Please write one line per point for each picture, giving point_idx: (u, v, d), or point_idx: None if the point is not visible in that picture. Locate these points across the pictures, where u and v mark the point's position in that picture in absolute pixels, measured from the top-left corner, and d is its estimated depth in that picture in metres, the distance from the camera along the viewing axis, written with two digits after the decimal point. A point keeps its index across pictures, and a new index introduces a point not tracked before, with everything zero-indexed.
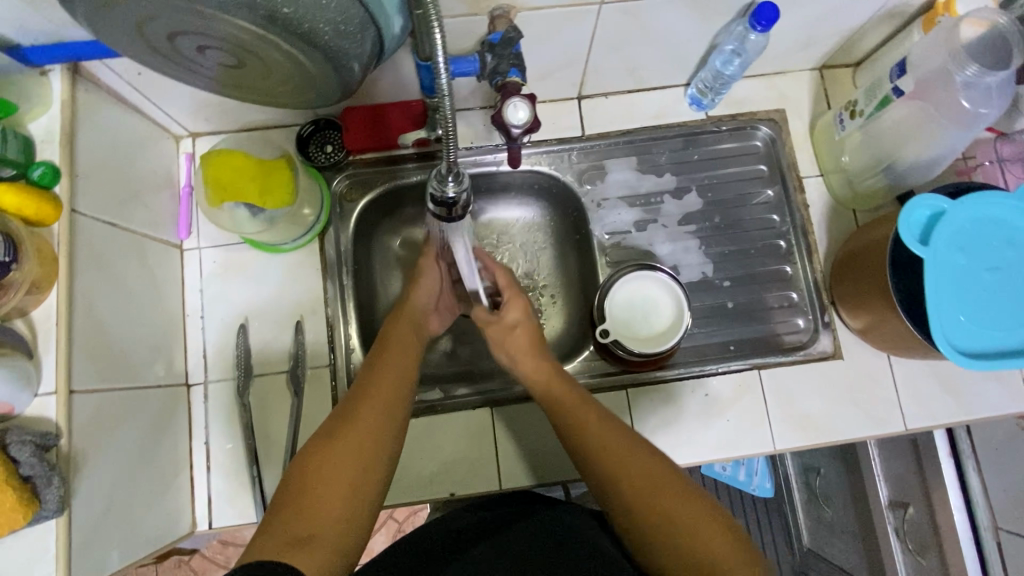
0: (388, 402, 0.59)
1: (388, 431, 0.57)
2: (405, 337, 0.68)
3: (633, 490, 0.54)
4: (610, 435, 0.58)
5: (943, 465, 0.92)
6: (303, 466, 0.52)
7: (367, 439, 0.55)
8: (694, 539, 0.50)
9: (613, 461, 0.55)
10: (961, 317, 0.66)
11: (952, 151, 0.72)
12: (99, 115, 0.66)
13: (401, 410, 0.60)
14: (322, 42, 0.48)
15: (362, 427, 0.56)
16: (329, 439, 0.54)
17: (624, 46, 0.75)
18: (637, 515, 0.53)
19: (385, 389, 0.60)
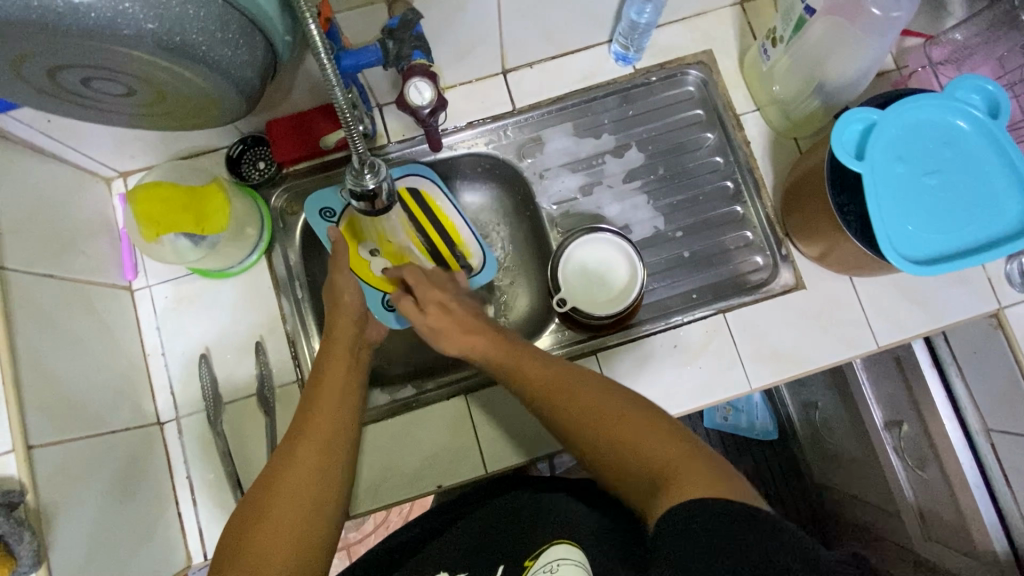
0: (326, 443, 0.60)
1: (328, 473, 0.58)
2: (341, 362, 0.67)
3: (585, 422, 0.55)
4: (557, 377, 0.60)
5: (928, 377, 0.88)
6: (245, 522, 0.52)
7: (307, 484, 0.56)
8: (641, 450, 0.51)
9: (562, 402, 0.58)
10: (908, 227, 0.65)
11: (877, 61, 0.71)
12: (15, 169, 0.66)
13: (340, 447, 0.61)
14: (202, 54, 0.47)
15: (301, 473, 0.56)
16: (269, 491, 0.55)
17: (535, 11, 0.74)
18: (593, 442, 0.55)
19: (322, 428, 0.60)
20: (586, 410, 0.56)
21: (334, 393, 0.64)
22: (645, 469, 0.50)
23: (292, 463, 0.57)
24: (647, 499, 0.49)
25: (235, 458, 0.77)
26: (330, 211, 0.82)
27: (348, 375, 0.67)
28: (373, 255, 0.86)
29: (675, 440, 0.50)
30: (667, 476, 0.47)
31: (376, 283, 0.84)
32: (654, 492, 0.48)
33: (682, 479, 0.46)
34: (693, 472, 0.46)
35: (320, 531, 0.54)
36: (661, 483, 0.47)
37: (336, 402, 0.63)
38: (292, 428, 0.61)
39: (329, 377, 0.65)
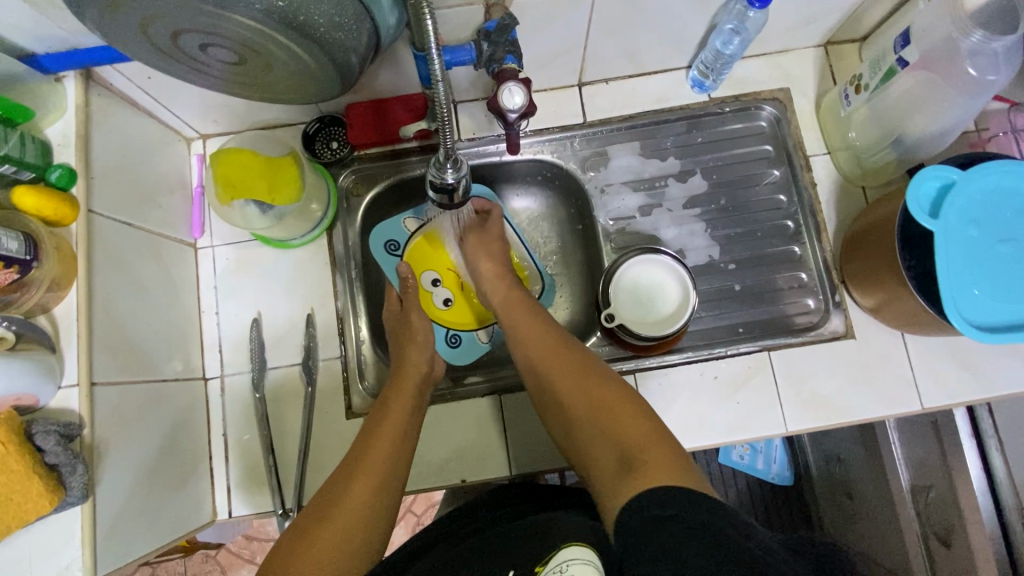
0: (383, 478, 0.61)
1: (377, 508, 0.58)
2: (403, 408, 0.68)
3: (574, 398, 0.58)
4: (559, 350, 0.64)
5: (965, 446, 0.87)
6: (295, 545, 0.54)
7: (358, 516, 0.57)
8: (616, 434, 0.53)
9: (556, 377, 0.61)
10: (975, 291, 0.64)
11: (962, 121, 0.70)
12: (112, 119, 0.69)
13: (396, 486, 0.62)
14: (318, 35, 0.49)
15: (354, 504, 0.57)
16: (321, 518, 0.56)
17: (623, 30, 0.75)
18: (575, 422, 0.58)
19: (375, 464, 0.61)
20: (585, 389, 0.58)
21: (394, 433, 0.65)
22: (624, 450, 0.51)
23: (344, 495, 0.58)
24: (613, 477, 0.50)
25: (271, 424, 0.79)
26: (394, 243, 0.87)
27: (410, 417, 0.68)
28: (435, 285, 0.88)
29: (646, 429, 0.52)
30: (635, 461, 0.49)
31: (439, 318, 0.87)
32: (624, 472, 0.49)
33: (654, 467, 0.47)
34: (666, 465, 0.47)
35: (360, 564, 0.55)
36: (636, 465, 0.49)
37: (394, 436, 0.65)
38: (349, 458, 0.63)
39: (393, 413, 0.67)
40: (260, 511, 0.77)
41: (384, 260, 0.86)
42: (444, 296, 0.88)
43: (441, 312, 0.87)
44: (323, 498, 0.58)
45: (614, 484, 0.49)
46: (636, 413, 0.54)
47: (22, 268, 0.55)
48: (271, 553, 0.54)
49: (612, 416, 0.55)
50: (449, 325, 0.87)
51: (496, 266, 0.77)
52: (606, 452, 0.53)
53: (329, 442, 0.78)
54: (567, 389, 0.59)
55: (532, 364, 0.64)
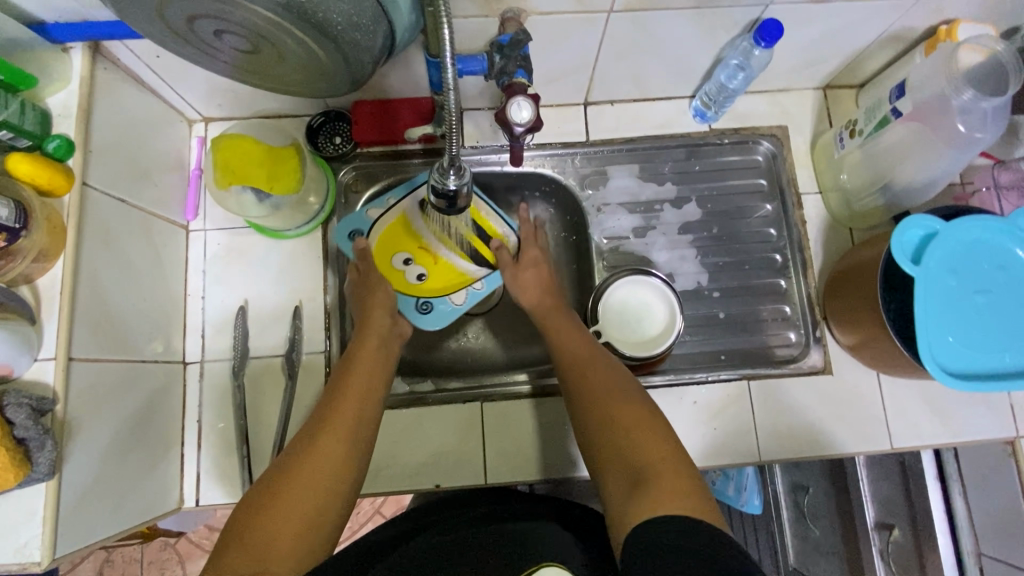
0: (351, 426, 0.60)
1: (346, 463, 0.58)
2: (371, 355, 0.69)
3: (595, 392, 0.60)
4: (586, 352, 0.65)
5: (930, 486, 0.91)
6: (260, 499, 0.53)
7: (328, 464, 0.56)
8: (633, 442, 0.54)
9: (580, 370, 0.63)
10: (949, 338, 0.66)
11: (948, 174, 0.73)
12: (114, 94, 0.68)
13: (367, 434, 0.61)
14: (334, 32, 0.50)
15: (322, 456, 0.57)
16: (288, 470, 0.55)
17: (631, 55, 0.77)
18: (592, 414, 0.58)
19: (346, 414, 0.61)
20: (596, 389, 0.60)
21: (365, 375, 0.66)
22: (630, 462, 0.52)
23: (317, 441, 0.58)
24: (620, 489, 0.51)
25: (249, 414, 0.78)
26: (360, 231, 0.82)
27: (381, 363, 0.69)
28: (407, 263, 0.83)
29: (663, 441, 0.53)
30: (647, 473, 0.50)
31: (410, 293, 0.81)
32: (630, 488, 0.50)
33: (664, 489, 0.48)
34: (673, 492, 0.48)
35: (329, 523, 0.54)
36: (640, 479, 0.50)
37: (364, 386, 0.65)
38: (318, 412, 0.62)
39: (360, 367, 0.66)
40: (230, 500, 0.76)
41: (348, 248, 0.81)
42: (418, 272, 0.82)
43: (412, 286, 0.81)
44: (293, 449, 0.58)
45: (623, 496, 0.50)
46: (649, 417, 0.56)
47: (10, 237, 0.54)
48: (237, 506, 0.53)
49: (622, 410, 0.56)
50: (419, 296, 0.81)
51: (537, 283, 0.76)
52: (617, 462, 0.53)
53: None
54: (589, 399, 0.60)
55: (562, 364, 0.66)
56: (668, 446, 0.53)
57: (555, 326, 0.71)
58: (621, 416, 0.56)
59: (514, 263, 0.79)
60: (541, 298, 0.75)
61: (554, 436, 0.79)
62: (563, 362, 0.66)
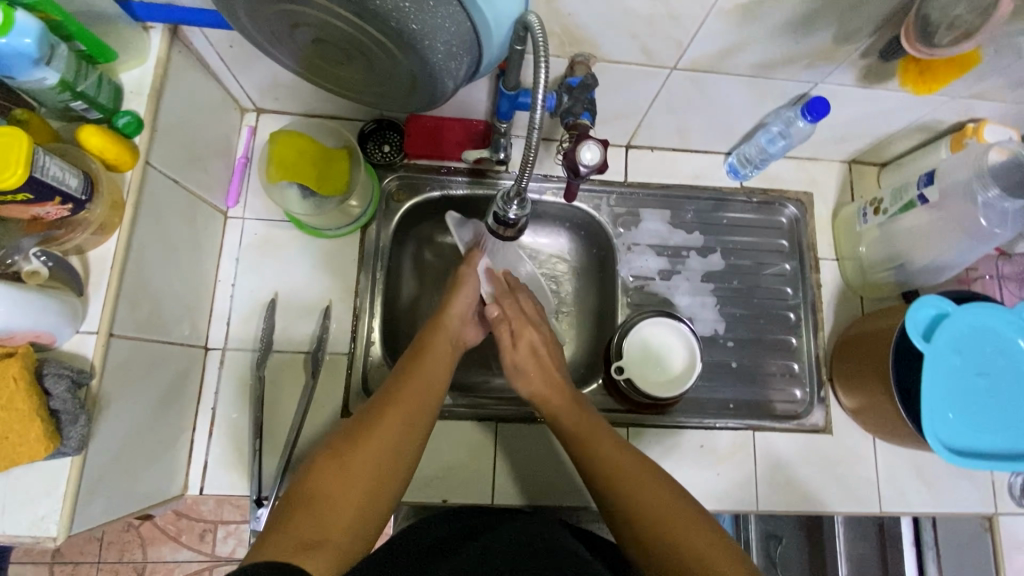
0: (411, 414, 0.63)
1: (401, 447, 0.61)
2: (442, 352, 0.71)
3: (645, 512, 0.60)
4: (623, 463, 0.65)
5: (905, 553, 0.94)
6: (326, 467, 0.57)
7: (383, 450, 0.59)
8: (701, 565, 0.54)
9: (625, 487, 0.62)
10: (950, 415, 0.70)
11: (963, 261, 0.78)
12: (183, 77, 0.69)
13: (421, 428, 0.63)
14: (432, 59, 0.52)
15: (381, 437, 0.60)
16: (350, 447, 0.59)
17: (682, 109, 0.81)
18: (648, 536, 0.58)
19: (409, 403, 0.64)
20: (648, 510, 0.60)
21: (433, 368, 0.68)
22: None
23: (375, 426, 0.60)
24: None
25: (264, 407, 0.78)
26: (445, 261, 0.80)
27: (448, 357, 0.71)
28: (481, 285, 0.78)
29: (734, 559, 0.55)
30: None
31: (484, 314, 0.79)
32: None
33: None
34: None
35: (379, 507, 0.57)
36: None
37: (426, 380, 0.67)
38: (381, 395, 0.65)
39: (430, 353, 0.70)
40: (234, 492, 0.76)
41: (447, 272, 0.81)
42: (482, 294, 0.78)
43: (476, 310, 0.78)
44: (354, 424, 0.62)
45: None
46: (711, 535, 0.57)
47: (75, 207, 0.55)
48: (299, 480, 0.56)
49: (686, 538, 0.56)
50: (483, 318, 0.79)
51: (543, 377, 0.75)
52: None
53: (320, 435, 0.78)
54: (640, 521, 0.59)
55: (600, 479, 0.64)
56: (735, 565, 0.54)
57: (583, 430, 0.69)
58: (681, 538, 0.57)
59: (510, 347, 0.77)
60: (542, 389, 0.74)
61: (564, 462, 0.81)
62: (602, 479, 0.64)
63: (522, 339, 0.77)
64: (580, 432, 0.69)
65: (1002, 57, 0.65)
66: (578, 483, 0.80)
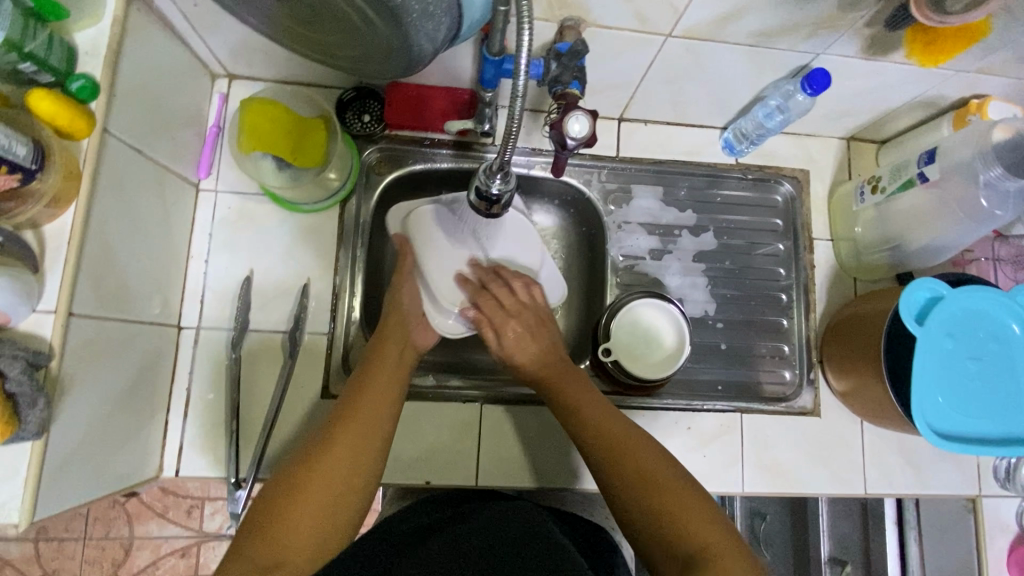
0: (365, 424, 0.59)
1: (359, 458, 0.57)
2: (389, 358, 0.68)
3: (626, 467, 0.58)
4: (612, 424, 0.62)
5: (887, 530, 0.93)
6: (275, 492, 0.53)
7: (337, 461, 0.55)
8: (681, 528, 0.52)
9: (607, 443, 0.60)
10: (939, 399, 0.69)
11: (961, 243, 0.76)
12: (145, 38, 0.64)
13: (379, 436, 0.59)
14: (407, 19, 0.48)
15: (335, 453, 0.56)
16: (299, 466, 0.55)
17: (677, 80, 0.77)
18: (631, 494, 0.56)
19: (363, 411, 0.60)
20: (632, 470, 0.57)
21: (385, 375, 0.65)
22: (679, 547, 0.51)
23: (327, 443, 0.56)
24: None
25: (241, 388, 0.76)
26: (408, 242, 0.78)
27: (399, 359, 0.68)
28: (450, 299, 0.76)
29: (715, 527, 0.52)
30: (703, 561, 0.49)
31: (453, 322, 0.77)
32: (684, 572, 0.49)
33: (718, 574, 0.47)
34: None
35: (343, 524, 0.53)
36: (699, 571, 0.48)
37: (381, 389, 0.63)
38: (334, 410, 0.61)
39: (380, 365, 0.66)
40: (211, 474, 0.74)
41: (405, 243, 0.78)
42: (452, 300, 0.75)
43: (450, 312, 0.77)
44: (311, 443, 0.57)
45: None
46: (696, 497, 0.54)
47: (25, 176, 0.51)
48: (253, 503, 0.53)
49: (666, 497, 0.54)
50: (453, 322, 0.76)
51: (527, 349, 0.71)
52: (666, 551, 0.52)
53: (299, 417, 0.76)
54: (621, 478, 0.57)
55: (585, 433, 0.63)
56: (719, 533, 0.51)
57: (569, 394, 0.67)
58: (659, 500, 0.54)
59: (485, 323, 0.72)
60: (535, 363, 0.70)
61: (548, 442, 0.80)
62: (587, 438, 0.62)
63: (510, 306, 0.73)
64: (573, 403, 0.66)
65: (1014, 27, 0.61)
66: (564, 466, 0.79)
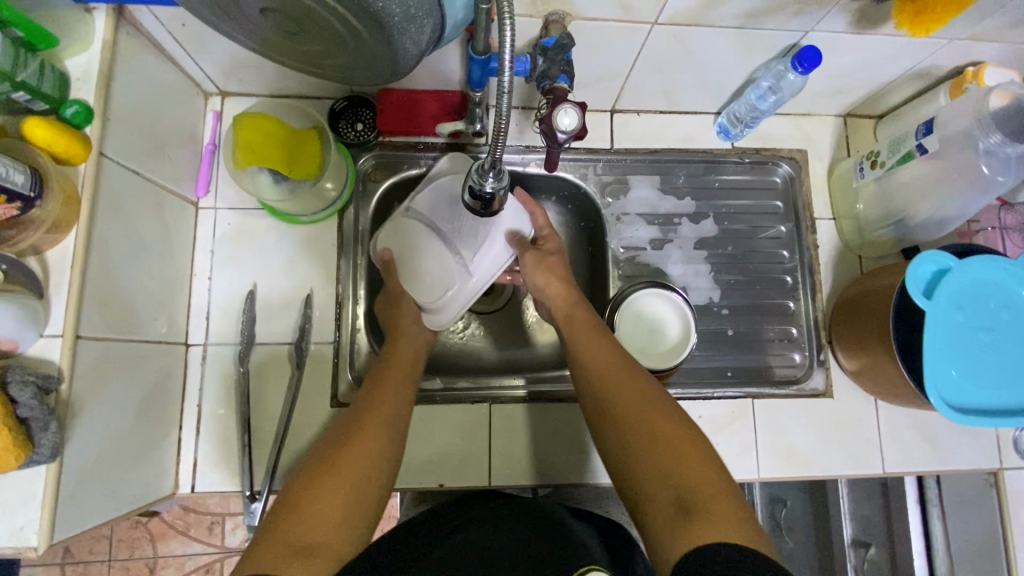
0: (389, 414, 0.60)
1: (388, 443, 0.58)
2: (404, 356, 0.70)
3: (625, 405, 0.58)
4: (617, 363, 0.63)
5: (910, 509, 0.93)
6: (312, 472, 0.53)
7: (368, 444, 0.56)
8: (672, 462, 0.52)
9: (609, 380, 0.61)
10: (953, 372, 0.68)
11: (965, 213, 0.74)
12: (135, 61, 0.65)
13: (398, 429, 0.60)
14: (389, 23, 0.48)
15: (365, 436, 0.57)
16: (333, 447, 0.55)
17: (667, 68, 0.77)
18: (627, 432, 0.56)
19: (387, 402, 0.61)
20: (632, 408, 0.58)
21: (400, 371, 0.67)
22: (668, 478, 0.51)
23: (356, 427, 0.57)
24: (661, 508, 0.50)
25: (251, 402, 0.76)
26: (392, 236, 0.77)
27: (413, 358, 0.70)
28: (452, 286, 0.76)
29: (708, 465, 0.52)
30: (691, 498, 0.49)
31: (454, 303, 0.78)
32: (679, 513, 0.48)
33: (712, 519, 0.47)
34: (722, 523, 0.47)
35: (373, 501, 0.53)
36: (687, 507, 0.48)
37: (398, 381, 0.65)
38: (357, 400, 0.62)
39: (397, 361, 0.68)
40: (226, 488, 0.74)
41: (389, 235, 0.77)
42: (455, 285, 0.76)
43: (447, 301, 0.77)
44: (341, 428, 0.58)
45: (664, 518, 0.49)
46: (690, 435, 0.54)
47: (24, 205, 0.52)
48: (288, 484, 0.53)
49: (661, 430, 0.54)
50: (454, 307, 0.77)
51: (557, 286, 0.74)
52: (654, 481, 0.52)
53: (310, 427, 0.76)
54: (618, 414, 0.58)
55: (591, 369, 0.64)
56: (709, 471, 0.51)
57: (583, 331, 0.68)
58: (654, 434, 0.55)
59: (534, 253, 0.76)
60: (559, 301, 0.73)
61: (559, 439, 0.80)
62: (592, 376, 0.63)
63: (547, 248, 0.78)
64: (583, 340, 0.67)
65: None
66: (576, 461, 0.79)
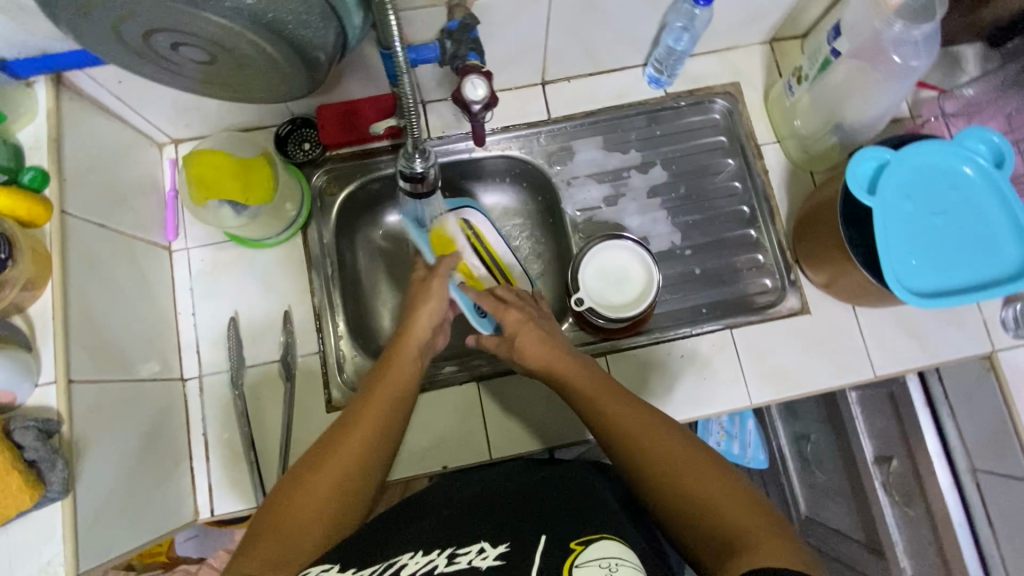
0: (380, 426, 0.62)
1: (372, 457, 0.60)
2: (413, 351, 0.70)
3: (647, 455, 0.56)
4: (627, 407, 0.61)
5: (921, 417, 0.92)
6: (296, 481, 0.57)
7: (351, 460, 0.59)
8: (712, 513, 0.50)
9: (623, 431, 0.59)
10: (913, 261, 0.69)
11: (893, 103, 0.76)
12: (82, 123, 0.70)
13: (389, 442, 0.62)
14: (287, 32, 0.52)
15: (349, 450, 0.59)
16: (315, 466, 0.58)
17: (580, 30, 0.79)
18: (658, 483, 0.54)
19: (379, 409, 0.63)
20: (654, 460, 0.55)
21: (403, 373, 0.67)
22: (711, 528, 0.50)
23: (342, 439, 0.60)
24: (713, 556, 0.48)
25: (251, 422, 0.80)
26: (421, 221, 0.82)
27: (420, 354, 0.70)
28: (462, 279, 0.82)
29: (747, 504, 0.50)
30: (738, 542, 0.47)
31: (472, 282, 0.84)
32: (723, 556, 0.47)
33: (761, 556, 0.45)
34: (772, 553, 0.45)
35: (349, 515, 0.57)
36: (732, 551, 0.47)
37: (396, 387, 0.66)
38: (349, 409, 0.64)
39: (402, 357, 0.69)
40: (243, 506, 0.78)
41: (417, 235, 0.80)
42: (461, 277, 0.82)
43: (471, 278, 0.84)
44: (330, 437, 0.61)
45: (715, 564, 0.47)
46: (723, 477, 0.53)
47: None
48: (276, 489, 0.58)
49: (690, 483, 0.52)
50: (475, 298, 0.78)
51: (539, 357, 0.70)
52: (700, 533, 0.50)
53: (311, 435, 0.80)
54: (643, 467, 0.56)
55: (601, 425, 0.61)
56: (750, 511, 0.50)
57: (580, 385, 0.66)
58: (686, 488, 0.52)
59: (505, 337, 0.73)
60: (545, 364, 0.70)
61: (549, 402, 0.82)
62: (605, 431, 0.61)
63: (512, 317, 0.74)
64: (585, 394, 0.65)
65: None
66: (570, 420, 0.81)
